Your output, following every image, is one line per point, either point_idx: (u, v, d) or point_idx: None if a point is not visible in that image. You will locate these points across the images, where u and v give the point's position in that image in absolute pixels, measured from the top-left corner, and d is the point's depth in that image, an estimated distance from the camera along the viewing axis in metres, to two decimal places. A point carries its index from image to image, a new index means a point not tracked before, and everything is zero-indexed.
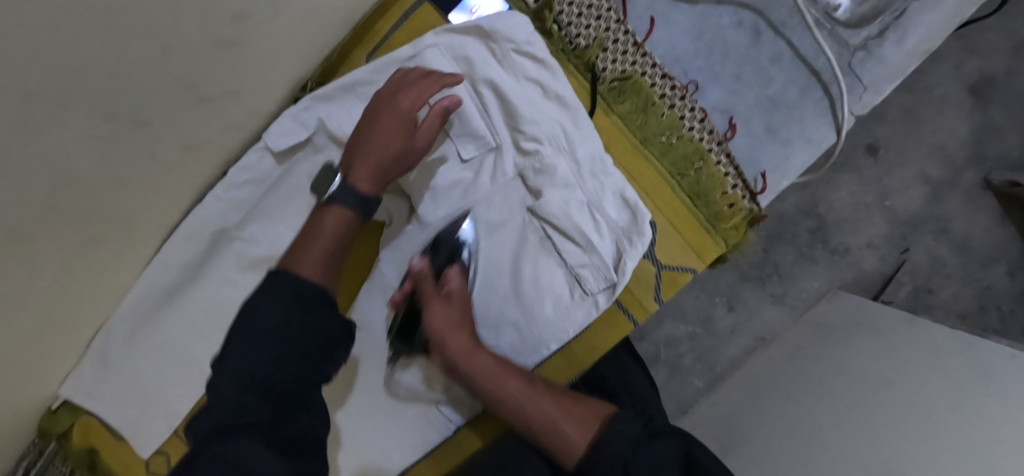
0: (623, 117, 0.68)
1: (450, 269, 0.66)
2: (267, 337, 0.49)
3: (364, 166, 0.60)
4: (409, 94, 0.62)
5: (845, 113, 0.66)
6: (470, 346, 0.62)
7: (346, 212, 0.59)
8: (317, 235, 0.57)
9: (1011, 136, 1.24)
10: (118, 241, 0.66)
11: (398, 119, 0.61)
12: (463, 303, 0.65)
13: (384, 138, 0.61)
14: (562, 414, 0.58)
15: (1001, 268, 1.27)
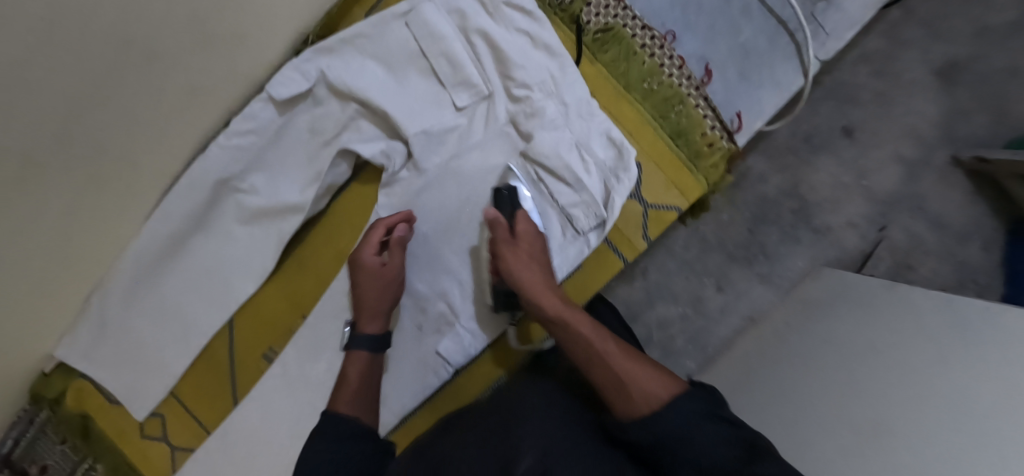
0: (607, 66, 0.72)
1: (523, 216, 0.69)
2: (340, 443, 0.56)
3: (363, 319, 0.68)
4: (365, 247, 0.70)
5: (810, 57, 0.71)
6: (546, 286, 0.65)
7: (363, 356, 0.66)
8: (343, 387, 0.63)
9: (978, 118, 1.27)
10: (124, 185, 0.69)
11: (367, 272, 0.69)
12: (539, 251, 0.68)
13: (371, 292, 0.69)
14: (630, 366, 0.55)
15: (976, 243, 1.26)
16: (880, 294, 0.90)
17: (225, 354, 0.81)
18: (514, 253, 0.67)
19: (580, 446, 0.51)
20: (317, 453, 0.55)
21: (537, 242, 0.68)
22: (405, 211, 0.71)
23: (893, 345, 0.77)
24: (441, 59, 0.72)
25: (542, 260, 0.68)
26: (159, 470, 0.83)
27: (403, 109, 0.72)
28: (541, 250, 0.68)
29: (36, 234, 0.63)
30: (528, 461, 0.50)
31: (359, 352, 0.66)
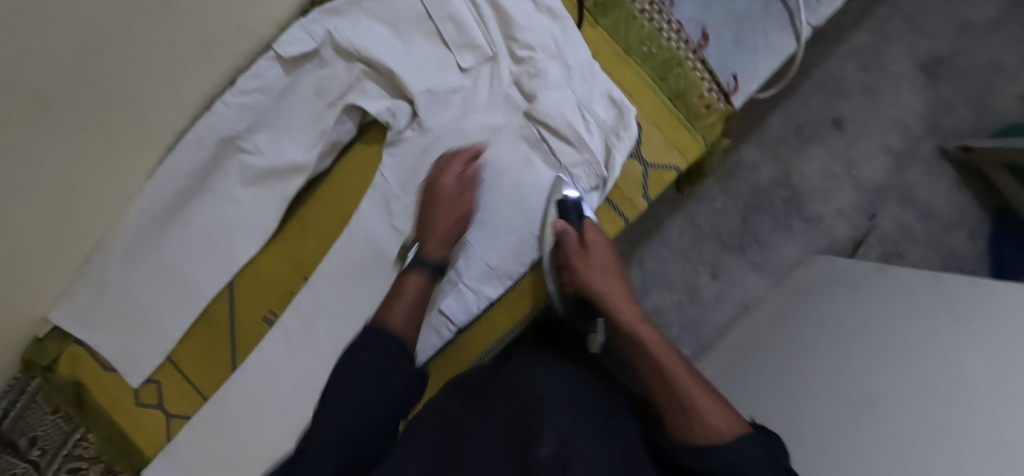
0: (607, 30, 0.75)
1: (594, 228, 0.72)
2: (382, 373, 0.53)
3: (429, 242, 0.68)
4: (446, 175, 0.70)
5: (802, 23, 0.74)
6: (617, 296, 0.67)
7: (421, 278, 0.65)
8: (399, 300, 0.61)
9: (963, 110, 1.32)
10: (131, 136, 0.70)
11: (442, 199, 0.69)
12: (608, 264, 0.70)
13: (439, 218, 0.69)
14: (690, 385, 0.54)
15: (963, 233, 1.32)
16: (873, 276, 0.95)
17: (225, 318, 0.81)
18: (584, 263, 0.70)
19: (609, 442, 0.50)
20: (357, 378, 0.52)
21: (607, 255, 0.71)
22: (480, 146, 0.72)
23: (886, 328, 0.81)
24: (446, 21, 0.74)
25: (612, 274, 0.70)
26: (155, 439, 0.81)
27: (409, 69, 0.73)
28: (612, 264, 0.71)
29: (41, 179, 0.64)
30: (548, 449, 0.46)
31: (414, 275, 0.65)
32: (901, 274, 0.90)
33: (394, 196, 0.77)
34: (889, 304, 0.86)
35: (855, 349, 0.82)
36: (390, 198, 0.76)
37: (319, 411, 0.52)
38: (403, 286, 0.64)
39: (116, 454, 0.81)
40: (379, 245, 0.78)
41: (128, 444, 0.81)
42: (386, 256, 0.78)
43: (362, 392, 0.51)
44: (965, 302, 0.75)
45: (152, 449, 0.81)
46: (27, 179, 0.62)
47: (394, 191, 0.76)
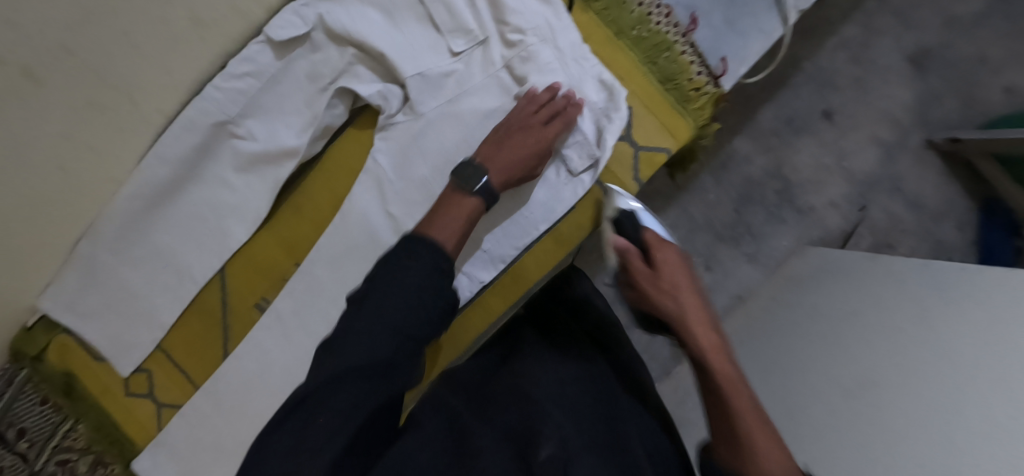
0: (598, 14, 0.75)
1: (664, 244, 0.71)
2: (408, 295, 0.53)
3: (495, 174, 0.67)
4: (543, 129, 0.69)
5: (790, 5, 0.74)
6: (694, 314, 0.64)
7: (474, 206, 0.64)
8: (456, 221, 0.61)
9: (950, 102, 1.34)
10: (122, 118, 0.69)
11: (522, 146, 0.68)
12: (684, 281, 0.67)
13: (516, 153, 0.68)
14: (758, 430, 0.52)
15: (951, 225, 1.34)
16: (863, 263, 0.96)
17: (216, 304, 0.80)
18: (653, 282, 0.68)
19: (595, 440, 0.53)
20: (390, 301, 0.53)
21: (681, 272, 0.68)
22: (577, 116, 0.70)
23: (878, 311, 0.82)
24: (437, 5, 0.74)
25: (691, 289, 0.67)
26: (145, 428, 0.80)
27: (400, 53, 0.73)
28: (683, 279, 0.67)
29: (32, 160, 0.63)
30: (549, 451, 0.49)
31: (472, 198, 0.64)
32: (890, 261, 0.91)
33: (388, 180, 0.76)
34: (876, 289, 0.87)
35: (850, 334, 0.82)
36: (383, 182, 0.76)
37: (338, 343, 0.52)
38: (459, 201, 0.64)
39: (104, 444, 0.81)
40: (372, 229, 0.76)
41: (121, 434, 0.81)
42: (378, 238, 0.76)
43: (376, 328, 0.52)
44: (961, 289, 0.75)
45: (143, 438, 0.80)
46: (17, 161, 0.61)
47: (388, 175, 0.76)
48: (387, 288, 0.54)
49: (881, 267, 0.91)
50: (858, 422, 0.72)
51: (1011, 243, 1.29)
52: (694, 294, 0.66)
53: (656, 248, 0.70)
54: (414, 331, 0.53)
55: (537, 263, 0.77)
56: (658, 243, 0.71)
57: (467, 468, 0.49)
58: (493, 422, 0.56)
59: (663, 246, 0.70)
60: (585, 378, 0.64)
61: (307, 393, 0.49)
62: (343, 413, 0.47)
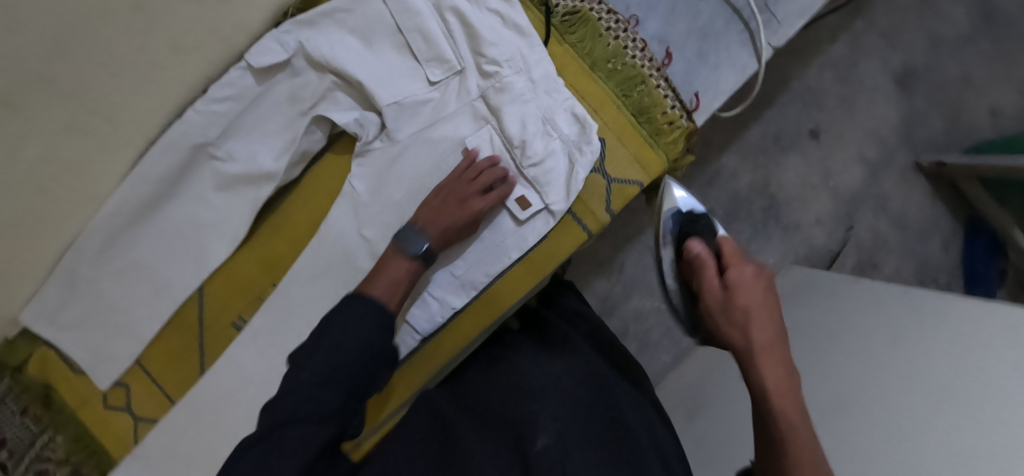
0: (573, 46, 0.76)
1: (746, 263, 0.65)
2: (358, 335, 0.58)
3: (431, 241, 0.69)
4: (478, 199, 0.71)
5: (763, 43, 0.75)
6: (767, 341, 0.58)
7: (410, 267, 0.67)
8: (390, 280, 0.65)
9: (935, 122, 1.34)
10: (104, 139, 0.71)
11: (456, 215, 0.70)
12: (766, 306, 0.60)
13: (449, 221, 0.70)
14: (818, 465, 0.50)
15: (937, 242, 1.36)
16: (849, 284, 0.96)
17: (194, 321, 0.81)
18: (726, 309, 0.63)
19: (581, 428, 0.60)
20: (344, 342, 0.57)
21: (759, 294, 0.61)
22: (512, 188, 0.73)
23: (853, 328, 0.86)
24: (414, 34, 0.75)
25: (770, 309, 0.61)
26: (122, 441, 0.81)
27: (379, 80, 0.75)
28: (766, 299, 0.61)
29: (19, 175, 0.67)
30: (544, 441, 0.55)
31: (409, 263, 0.67)
32: (871, 283, 0.92)
33: (364, 203, 0.77)
34: (861, 311, 0.89)
35: (832, 359, 0.83)
36: (360, 205, 0.77)
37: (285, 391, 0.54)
38: (394, 263, 0.66)
39: (83, 454, 0.84)
40: (348, 251, 0.78)
41: (96, 444, 0.83)
42: (355, 260, 0.78)
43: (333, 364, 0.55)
44: (930, 301, 0.79)
45: (120, 450, 0.81)
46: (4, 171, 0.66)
47: (364, 198, 0.77)
48: (336, 330, 0.58)
49: (864, 290, 0.91)
50: (838, 455, 0.73)
51: (993, 263, 1.31)
52: (770, 319, 0.59)
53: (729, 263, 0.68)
54: (367, 365, 0.57)
55: (510, 288, 0.77)
56: (736, 260, 0.67)
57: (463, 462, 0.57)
58: (493, 417, 0.64)
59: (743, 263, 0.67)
60: (577, 369, 0.69)
61: (266, 434, 0.52)
62: (317, 418, 0.53)
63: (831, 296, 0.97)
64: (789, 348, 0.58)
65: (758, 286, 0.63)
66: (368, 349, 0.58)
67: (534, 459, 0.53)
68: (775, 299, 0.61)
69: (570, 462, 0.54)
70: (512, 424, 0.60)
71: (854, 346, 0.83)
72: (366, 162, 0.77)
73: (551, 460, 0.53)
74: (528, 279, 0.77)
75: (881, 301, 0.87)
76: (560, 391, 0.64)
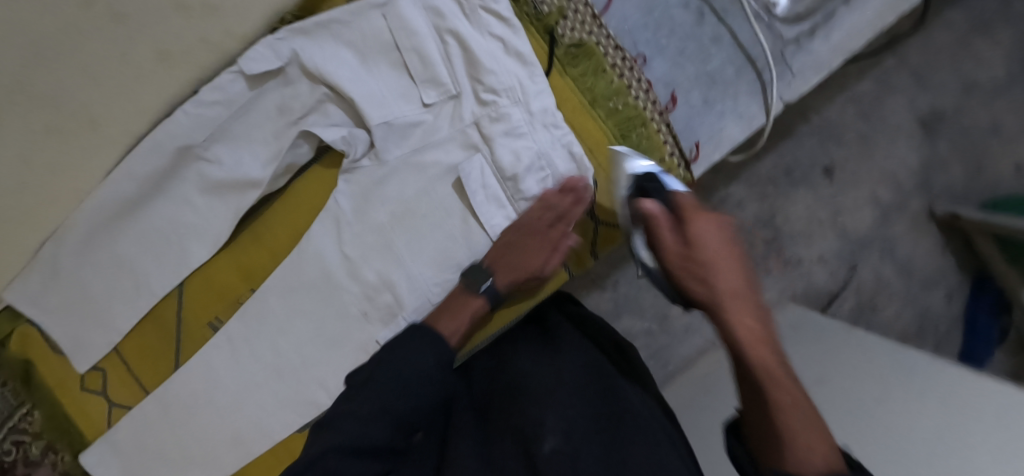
0: (575, 79, 0.73)
1: (698, 210, 0.54)
2: (402, 378, 0.55)
3: (504, 274, 0.70)
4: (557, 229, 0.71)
5: (773, 97, 0.73)
6: (736, 299, 0.51)
7: (482, 303, 0.68)
8: (460, 312, 0.67)
9: (955, 170, 1.29)
10: (87, 143, 0.71)
11: (539, 245, 0.71)
12: (729, 256, 0.52)
13: (526, 260, 0.71)
14: (810, 434, 0.48)
15: (941, 292, 1.31)
16: (838, 332, 0.93)
17: (171, 318, 0.80)
18: (689, 269, 0.53)
19: (592, 429, 0.58)
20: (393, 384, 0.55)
21: (724, 245, 0.52)
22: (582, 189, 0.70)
23: (841, 381, 0.83)
24: (412, 53, 0.73)
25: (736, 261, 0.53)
26: (96, 425, 0.81)
27: (369, 99, 0.73)
28: (725, 246, 0.52)
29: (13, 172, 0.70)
30: (552, 445, 0.55)
31: (480, 299, 0.68)
32: (864, 335, 0.89)
33: (347, 220, 0.76)
34: (842, 359, 0.86)
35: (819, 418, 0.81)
36: (342, 222, 0.76)
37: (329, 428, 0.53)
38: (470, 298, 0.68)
39: (56, 434, 0.82)
40: (326, 265, 0.77)
41: (72, 425, 0.81)
42: (333, 276, 0.77)
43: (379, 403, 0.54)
44: (917, 365, 0.78)
45: (94, 434, 0.81)
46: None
47: (347, 216, 0.76)
48: (394, 362, 0.57)
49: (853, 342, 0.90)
50: None
51: (996, 322, 1.27)
52: (735, 267, 0.52)
53: (681, 211, 0.55)
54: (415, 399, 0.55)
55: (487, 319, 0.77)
56: (691, 208, 0.55)
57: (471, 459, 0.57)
58: (501, 420, 0.62)
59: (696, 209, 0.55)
60: (579, 364, 0.67)
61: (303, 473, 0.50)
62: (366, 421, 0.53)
63: (817, 340, 0.94)
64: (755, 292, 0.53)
65: (718, 234, 0.53)
66: (418, 376, 0.56)
67: (545, 462, 0.54)
68: (737, 244, 0.53)
69: (578, 466, 0.54)
70: (519, 427, 0.59)
71: (833, 408, 0.80)
72: (356, 176, 0.76)
73: (560, 465, 0.54)
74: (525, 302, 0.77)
75: (871, 356, 0.83)
76: (567, 389, 0.63)
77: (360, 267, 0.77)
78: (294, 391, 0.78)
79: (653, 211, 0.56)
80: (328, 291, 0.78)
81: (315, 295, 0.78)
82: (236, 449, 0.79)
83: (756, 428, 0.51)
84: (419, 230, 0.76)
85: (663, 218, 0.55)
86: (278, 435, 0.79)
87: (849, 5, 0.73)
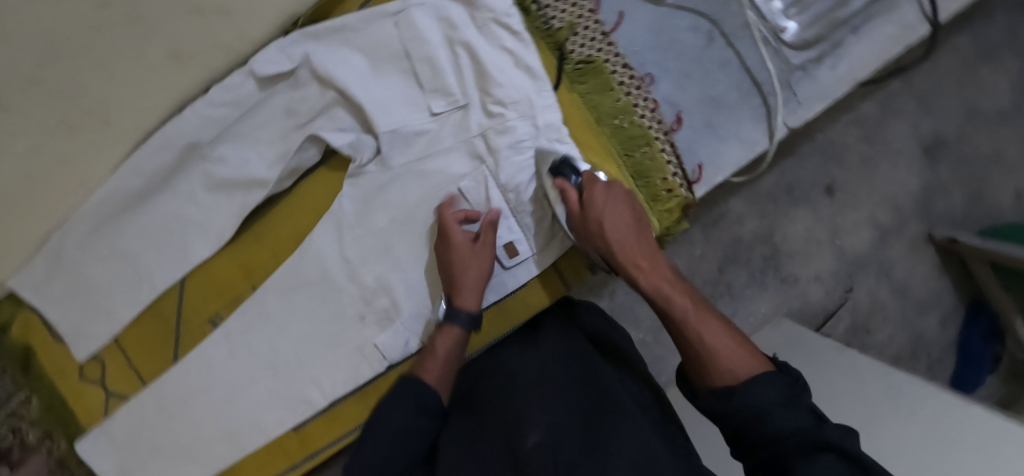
0: (583, 95, 0.74)
1: (595, 182, 0.69)
2: (397, 430, 0.57)
3: (456, 292, 0.70)
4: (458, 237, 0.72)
5: (778, 123, 0.73)
6: (630, 249, 0.67)
7: (454, 330, 0.68)
8: (432, 355, 0.66)
9: (956, 196, 1.30)
10: (98, 137, 0.73)
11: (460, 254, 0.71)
12: (618, 215, 0.68)
13: (464, 272, 0.71)
14: (729, 346, 0.56)
15: (935, 317, 1.32)
16: (829, 351, 0.95)
17: (171, 312, 0.81)
18: (589, 229, 0.68)
19: (577, 424, 0.57)
20: (383, 434, 0.57)
21: (611, 207, 0.68)
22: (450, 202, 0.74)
23: (829, 406, 0.85)
24: (422, 63, 0.74)
25: (623, 219, 0.69)
26: (91, 413, 0.82)
27: (377, 106, 0.73)
28: (610, 206, 0.68)
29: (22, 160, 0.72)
30: (534, 439, 0.53)
31: (456, 327, 0.68)
32: (856, 355, 0.91)
33: (349, 224, 0.77)
34: (835, 382, 0.87)
35: None
36: (344, 225, 0.77)
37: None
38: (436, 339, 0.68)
39: (53, 424, 0.83)
40: (326, 267, 0.78)
41: (69, 413, 0.83)
42: (332, 278, 0.78)
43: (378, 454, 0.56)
44: (912, 395, 0.79)
45: (89, 422, 0.82)
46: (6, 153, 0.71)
47: (349, 220, 0.77)
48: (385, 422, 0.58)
49: (845, 361, 0.91)
50: None
51: (988, 348, 1.29)
52: (623, 223, 0.68)
53: (585, 185, 0.69)
54: (414, 442, 0.58)
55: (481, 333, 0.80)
56: (589, 180, 0.69)
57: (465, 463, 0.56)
58: (490, 423, 0.60)
59: (596, 181, 0.69)
60: (557, 352, 0.69)
61: None
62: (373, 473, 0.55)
63: (806, 360, 0.96)
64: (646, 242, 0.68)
65: (608, 199, 0.69)
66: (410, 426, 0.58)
67: (528, 456, 0.51)
68: (626, 205, 0.70)
69: (561, 456, 0.51)
70: (505, 428, 0.57)
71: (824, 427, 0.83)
72: (358, 181, 0.76)
73: (542, 456, 0.51)
74: (539, 302, 0.80)
75: (861, 377, 0.86)
76: (552, 388, 0.62)
77: (360, 270, 0.77)
78: (288, 389, 0.79)
79: (562, 185, 0.70)
80: (327, 292, 0.78)
81: (314, 295, 0.78)
82: (229, 445, 0.80)
83: (686, 355, 0.59)
84: (420, 236, 0.77)
85: (574, 195, 0.69)
86: (271, 432, 0.79)
87: (857, 36, 0.73)
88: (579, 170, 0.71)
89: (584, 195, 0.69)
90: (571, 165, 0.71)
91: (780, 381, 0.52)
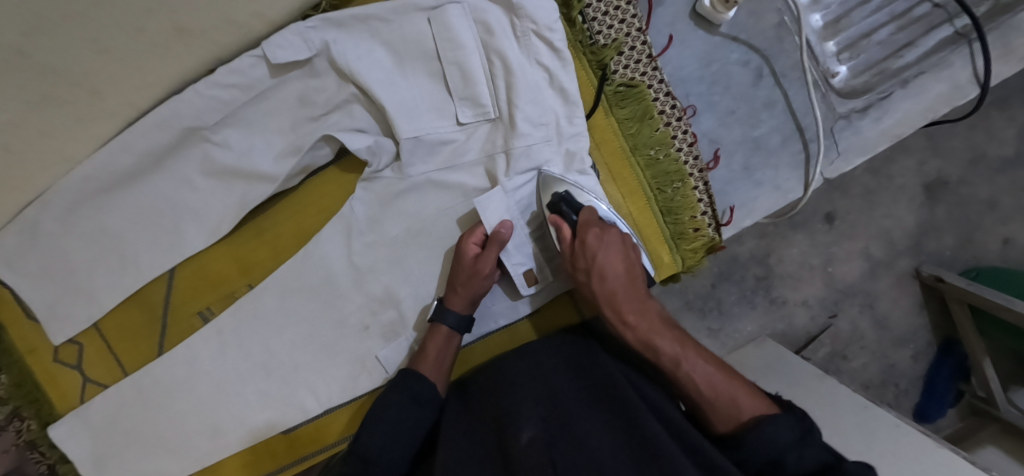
0: (620, 121, 0.73)
1: (589, 226, 0.66)
2: (392, 420, 0.62)
3: (454, 295, 0.69)
4: (463, 249, 0.69)
5: (814, 173, 0.79)
6: (618, 297, 0.65)
7: (443, 331, 0.69)
8: (424, 356, 0.68)
9: (948, 238, 1.27)
10: (80, 111, 0.63)
11: (461, 266, 0.69)
12: (614, 259, 0.66)
13: (456, 283, 0.69)
14: (729, 389, 0.57)
15: (908, 351, 1.29)
16: (812, 381, 0.94)
17: (158, 300, 0.76)
18: (579, 275, 0.67)
19: (574, 410, 0.58)
20: (379, 427, 0.61)
21: (601, 250, 0.66)
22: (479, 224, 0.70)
23: None
24: (453, 68, 0.69)
25: (616, 260, 0.67)
26: (67, 398, 0.75)
27: (402, 110, 0.69)
28: (608, 245, 0.66)
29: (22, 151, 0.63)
30: (528, 436, 0.53)
31: (443, 326, 0.69)
32: (839, 385, 0.92)
33: (358, 230, 0.73)
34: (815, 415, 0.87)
35: None
36: (353, 231, 0.72)
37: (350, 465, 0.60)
38: (432, 336, 0.69)
39: (21, 401, 0.76)
40: (332, 271, 0.74)
41: (39, 393, 0.75)
42: (337, 283, 0.74)
43: (381, 441, 0.60)
44: (881, 437, 0.80)
45: (63, 407, 0.75)
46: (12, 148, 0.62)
47: (359, 225, 0.72)
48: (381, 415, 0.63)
49: (827, 392, 0.90)
50: None
51: (953, 384, 1.27)
52: (611, 263, 0.66)
53: (579, 228, 0.66)
54: (415, 431, 0.62)
55: (486, 351, 0.78)
56: (584, 221, 0.67)
57: (463, 450, 0.57)
58: (484, 416, 0.61)
59: (592, 224, 0.66)
60: (556, 347, 0.70)
61: None
62: (372, 459, 0.59)
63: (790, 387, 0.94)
64: (633, 284, 0.66)
65: (600, 239, 0.66)
66: (412, 419, 0.63)
67: (520, 450, 0.52)
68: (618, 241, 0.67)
69: (556, 451, 0.51)
70: (496, 421, 0.58)
71: None
72: (375, 186, 0.72)
73: (537, 452, 0.51)
74: (548, 325, 0.78)
75: (840, 414, 0.86)
76: (549, 382, 0.63)
77: (368, 278, 0.74)
78: (281, 392, 0.75)
79: (560, 224, 0.67)
80: (328, 296, 0.74)
81: (312, 298, 0.74)
82: (209, 446, 0.75)
83: (686, 401, 0.61)
84: (430, 249, 0.74)
85: (569, 237, 0.67)
86: (257, 433, 0.75)
87: (906, 90, 0.79)
88: (577, 206, 0.67)
89: (577, 239, 0.66)
90: (569, 201, 0.67)
91: (787, 420, 0.54)
